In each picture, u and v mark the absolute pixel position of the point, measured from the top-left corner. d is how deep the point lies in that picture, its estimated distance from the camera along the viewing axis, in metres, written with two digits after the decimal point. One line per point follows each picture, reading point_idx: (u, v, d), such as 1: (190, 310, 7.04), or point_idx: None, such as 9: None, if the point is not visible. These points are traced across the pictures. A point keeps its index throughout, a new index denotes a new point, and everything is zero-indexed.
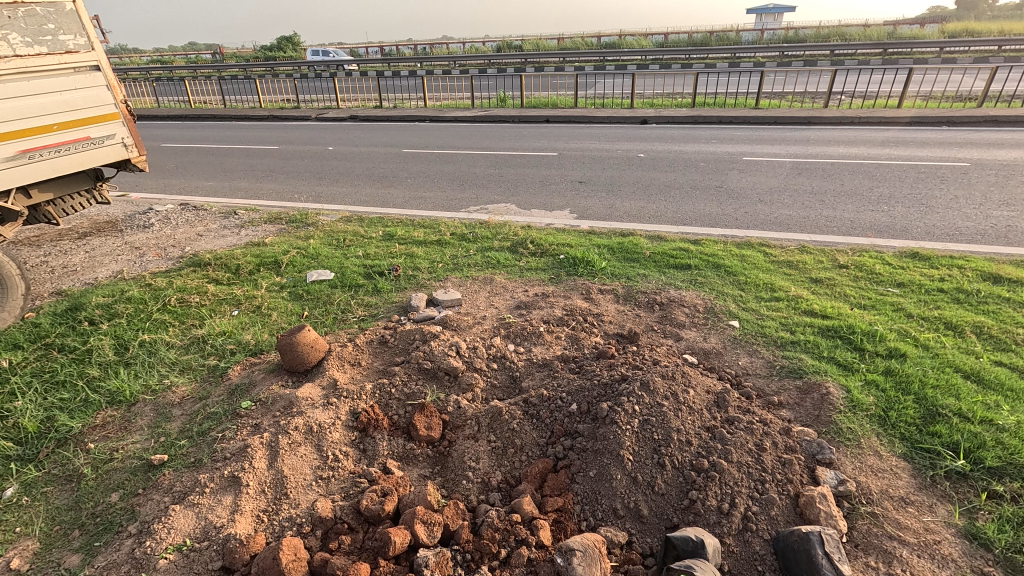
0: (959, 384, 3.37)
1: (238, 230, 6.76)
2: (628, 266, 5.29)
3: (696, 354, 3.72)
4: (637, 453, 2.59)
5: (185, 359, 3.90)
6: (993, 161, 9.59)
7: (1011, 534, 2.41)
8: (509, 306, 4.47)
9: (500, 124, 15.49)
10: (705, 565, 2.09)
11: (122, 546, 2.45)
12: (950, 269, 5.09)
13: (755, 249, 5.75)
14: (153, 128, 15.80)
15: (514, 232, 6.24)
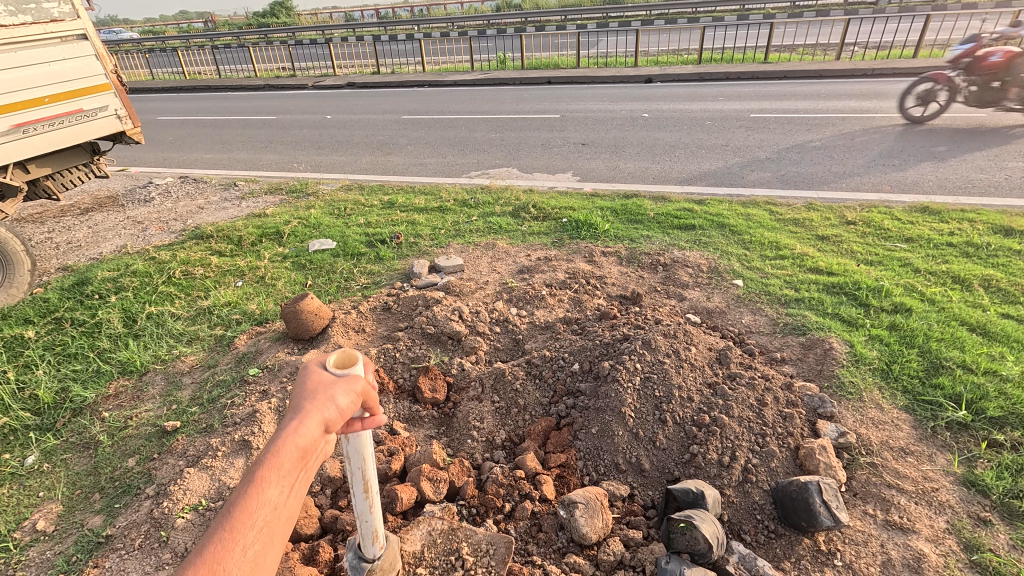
0: (964, 337, 3.35)
1: (239, 202, 6.73)
2: (632, 228, 5.23)
3: (699, 313, 3.72)
4: (639, 410, 2.63)
5: (193, 329, 3.95)
6: (1011, 111, 9.26)
7: (1009, 480, 2.44)
8: (511, 270, 4.45)
9: (501, 86, 15.11)
10: (705, 514, 2.13)
11: (141, 507, 2.54)
12: (961, 223, 4.99)
13: (761, 208, 5.66)
14: (149, 102, 15.55)
15: (515, 197, 6.17)
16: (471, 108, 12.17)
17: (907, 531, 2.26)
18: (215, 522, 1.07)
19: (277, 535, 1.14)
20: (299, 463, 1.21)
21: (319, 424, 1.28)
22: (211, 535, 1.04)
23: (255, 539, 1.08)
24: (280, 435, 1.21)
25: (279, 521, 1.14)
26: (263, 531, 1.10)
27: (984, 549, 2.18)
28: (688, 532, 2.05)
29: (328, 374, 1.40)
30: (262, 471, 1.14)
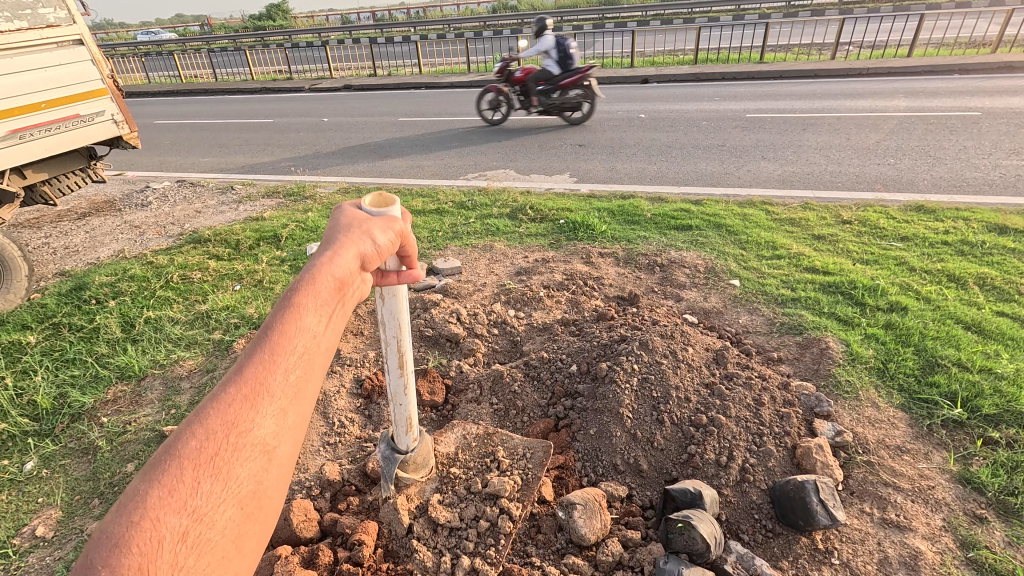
0: (959, 335, 3.37)
1: (236, 206, 6.73)
2: (629, 229, 5.25)
3: (696, 313, 3.73)
4: (636, 411, 2.64)
5: (191, 334, 3.96)
6: (1004, 109, 9.32)
7: (1005, 477, 2.46)
8: (509, 272, 4.46)
9: (498, 88, 15.13)
10: (703, 514, 2.14)
11: None
12: (956, 222, 5.02)
13: (757, 208, 5.68)
14: (146, 106, 15.54)
15: (513, 198, 6.18)
16: (468, 110, 12.18)
17: (903, 529, 2.27)
18: (259, 345, 1.20)
19: (316, 361, 1.29)
20: (338, 293, 1.34)
21: (355, 258, 1.40)
22: (258, 350, 1.19)
23: (298, 357, 1.23)
24: (318, 262, 1.33)
25: (318, 348, 1.28)
26: (305, 351, 1.25)
27: (980, 547, 2.20)
28: (686, 532, 2.06)
29: (362, 217, 1.53)
30: (301, 297, 1.26)
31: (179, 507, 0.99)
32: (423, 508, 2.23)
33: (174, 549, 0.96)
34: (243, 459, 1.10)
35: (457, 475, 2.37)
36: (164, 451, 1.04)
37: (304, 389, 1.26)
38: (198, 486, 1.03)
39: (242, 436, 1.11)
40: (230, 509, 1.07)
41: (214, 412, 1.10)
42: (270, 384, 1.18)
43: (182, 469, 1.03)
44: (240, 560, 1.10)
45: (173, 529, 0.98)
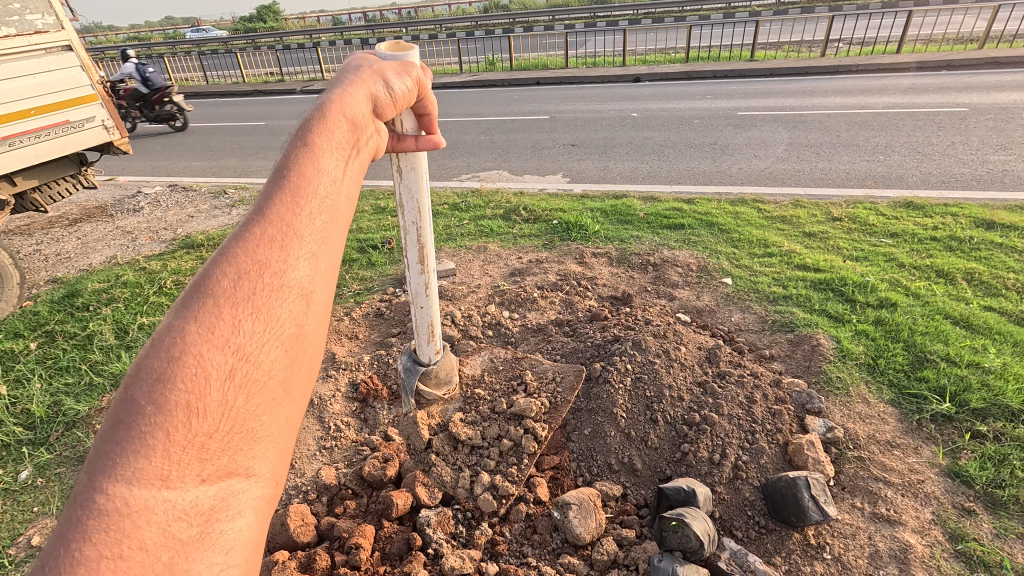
0: (947, 330, 3.41)
1: (229, 210, 6.72)
2: (621, 228, 5.28)
3: (689, 312, 3.76)
4: (630, 410, 2.67)
5: None
6: (991, 105, 9.42)
7: (993, 470, 2.50)
8: (503, 273, 4.48)
9: (491, 88, 15.14)
10: (696, 512, 2.17)
11: None
12: (944, 217, 5.08)
13: (749, 206, 5.72)
14: (136, 110, 15.46)
15: (506, 200, 6.20)
16: (460, 111, 12.19)
17: (894, 523, 2.30)
18: (282, 189, 1.37)
19: (339, 210, 1.46)
20: (349, 140, 1.51)
21: (367, 101, 1.61)
22: (281, 198, 1.36)
23: (321, 205, 1.40)
24: (332, 107, 1.52)
25: (338, 193, 1.45)
26: (327, 201, 1.42)
27: (968, 539, 2.24)
28: (680, 530, 2.07)
29: (376, 65, 1.75)
30: (317, 141, 1.44)
31: (223, 345, 1.15)
32: (445, 424, 2.65)
33: (224, 383, 1.13)
34: (282, 301, 1.27)
35: (482, 396, 2.80)
36: (203, 297, 1.19)
37: (329, 237, 1.42)
38: (237, 327, 1.19)
39: (274, 282, 1.27)
40: (273, 350, 1.23)
41: (244, 260, 1.26)
42: (297, 230, 1.34)
43: (221, 309, 1.19)
44: (290, 400, 1.28)
45: (219, 366, 1.13)
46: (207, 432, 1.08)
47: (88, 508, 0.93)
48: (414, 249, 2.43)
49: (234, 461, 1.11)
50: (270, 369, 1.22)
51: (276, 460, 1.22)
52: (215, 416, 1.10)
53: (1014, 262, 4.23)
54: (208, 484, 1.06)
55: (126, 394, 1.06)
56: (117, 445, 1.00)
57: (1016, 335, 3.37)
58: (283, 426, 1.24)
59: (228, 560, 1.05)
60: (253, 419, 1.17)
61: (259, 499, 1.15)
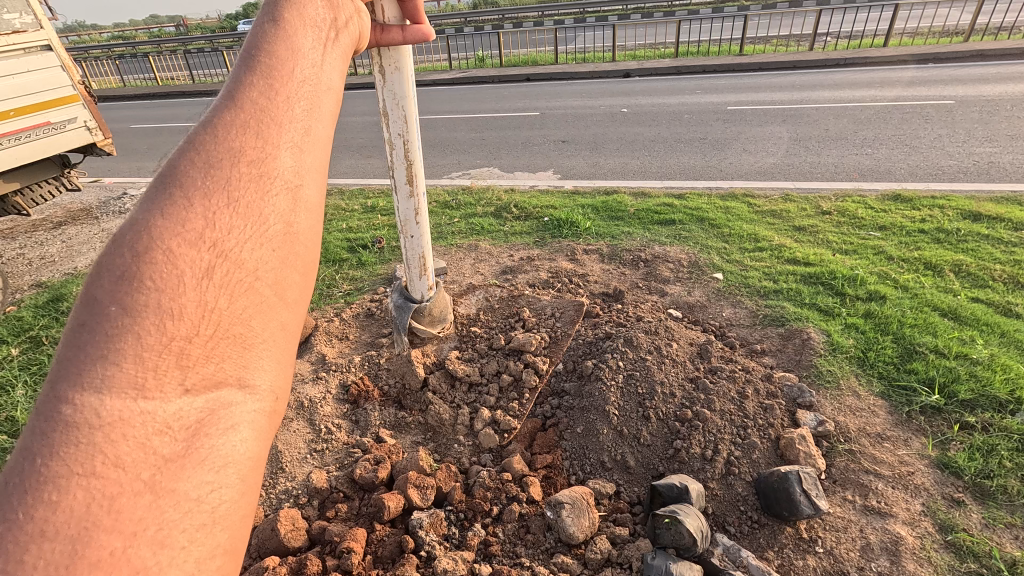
0: (936, 322, 3.44)
1: None
2: (613, 225, 5.27)
3: (681, 308, 3.76)
4: (622, 407, 2.66)
5: None
6: (977, 98, 9.50)
7: (981, 461, 2.52)
8: (494, 271, 4.46)
9: (481, 85, 15.06)
10: (689, 509, 2.16)
11: None
12: (932, 210, 5.11)
13: (739, 200, 5.74)
14: (121, 110, 15.22)
15: (497, 197, 6.17)
16: (450, 108, 12.12)
17: (884, 515, 2.32)
18: (257, 79, 1.45)
19: (315, 102, 1.55)
20: (318, 27, 1.63)
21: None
22: (253, 90, 1.43)
23: (297, 102, 1.49)
24: None
25: (315, 77, 1.56)
26: (302, 98, 1.51)
27: (958, 530, 2.25)
28: (673, 527, 2.06)
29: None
30: (292, 24, 1.55)
31: (201, 247, 1.22)
32: (442, 362, 3.04)
33: (204, 285, 1.19)
34: (262, 206, 1.35)
35: (478, 336, 3.25)
36: (176, 201, 1.25)
37: (308, 132, 1.52)
38: (213, 225, 1.25)
39: (251, 178, 1.35)
40: (254, 250, 1.31)
41: (219, 150, 1.34)
42: (275, 125, 1.44)
43: (198, 205, 1.26)
44: (280, 303, 1.36)
45: (194, 265, 1.19)
46: (185, 331, 1.14)
47: (56, 421, 0.97)
48: (403, 166, 2.79)
49: (221, 369, 1.18)
50: (256, 272, 1.30)
51: (273, 368, 1.31)
52: (194, 315, 1.16)
53: (1000, 254, 4.27)
54: (192, 394, 1.12)
55: (98, 295, 1.10)
56: (90, 346, 1.05)
57: (1003, 326, 3.40)
58: (273, 326, 1.33)
59: (218, 479, 1.10)
60: (238, 325, 1.24)
61: (254, 413, 1.23)
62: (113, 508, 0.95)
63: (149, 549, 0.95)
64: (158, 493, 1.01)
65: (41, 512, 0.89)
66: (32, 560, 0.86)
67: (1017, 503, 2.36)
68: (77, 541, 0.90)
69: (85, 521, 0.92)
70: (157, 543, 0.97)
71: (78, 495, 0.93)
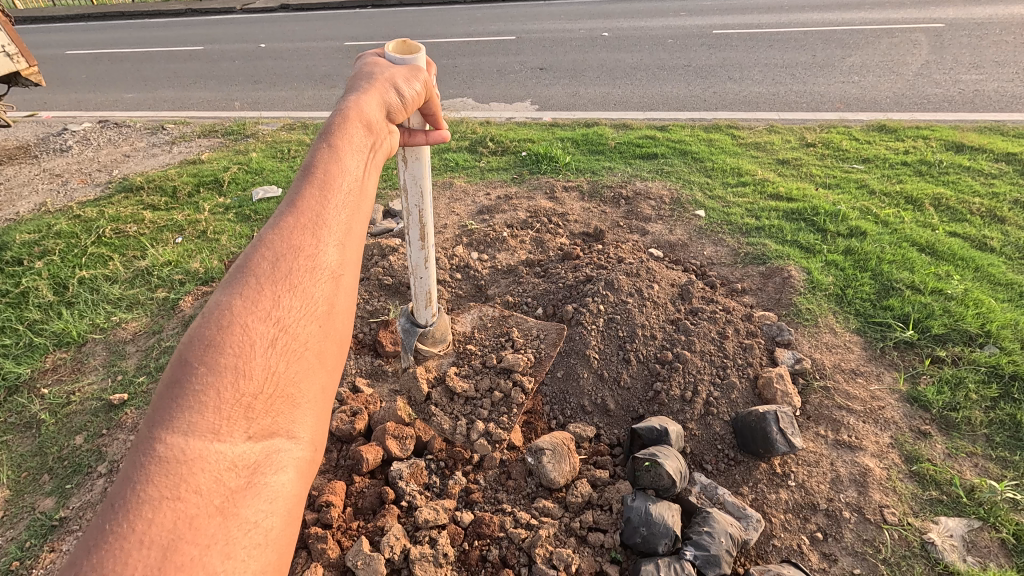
0: (914, 257, 3.44)
1: (169, 148, 6.23)
2: (593, 159, 5.06)
3: (662, 247, 3.68)
4: (603, 351, 2.63)
5: (132, 294, 3.69)
6: (967, 20, 9.17)
7: (949, 394, 2.59)
8: (470, 211, 4.26)
9: (451, 5, 13.95)
10: (668, 450, 2.18)
11: (95, 487, 2.39)
12: (916, 141, 5.02)
13: (722, 132, 5.55)
14: (53, 33, 13.75)
15: (472, 130, 5.83)
16: (418, 31, 11.24)
17: (854, 449, 2.39)
18: (311, 185, 1.45)
19: (357, 210, 1.54)
20: (365, 147, 1.59)
21: (381, 109, 1.68)
22: (309, 193, 1.43)
23: (342, 196, 1.48)
24: (349, 109, 1.61)
25: (358, 189, 1.55)
26: (346, 191, 1.50)
27: (923, 460, 2.34)
28: (653, 469, 2.07)
29: (387, 70, 1.78)
30: (339, 143, 1.53)
31: (263, 313, 1.21)
32: (442, 378, 2.55)
33: (267, 352, 1.18)
34: (310, 279, 1.33)
35: (473, 351, 2.67)
36: (240, 282, 1.25)
37: (351, 231, 1.49)
38: (277, 304, 1.25)
39: (306, 267, 1.34)
40: (307, 325, 1.29)
41: (280, 246, 1.33)
42: (321, 221, 1.42)
43: (262, 286, 1.25)
44: (323, 372, 1.33)
45: (263, 337, 1.19)
46: (254, 393, 1.13)
47: (150, 455, 0.96)
48: (416, 229, 2.35)
49: (276, 422, 1.16)
50: (305, 346, 1.27)
51: (315, 425, 1.27)
52: (260, 379, 1.15)
53: (979, 186, 4.24)
54: (254, 441, 1.10)
55: (179, 359, 1.09)
56: (179, 397, 1.04)
57: (977, 261, 3.42)
58: (319, 395, 1.29)
59: (272, 508, 1.08)
60: (290, 386, 1.21)
61: (301, 461, 1.19)
62: (193, 526, 0.94)
63: (219, 558, 0.95)
64: (226, 515, 1.00)
65: (138, 526, 0.89)
66: (132, 564, 0.86)
67: (979, 433, 2.45)
68: (166, 550, 0.89)
69: (172, 533, 0.91)
70: (225, 555, 0.96)
71: (167, 514, 0.92)
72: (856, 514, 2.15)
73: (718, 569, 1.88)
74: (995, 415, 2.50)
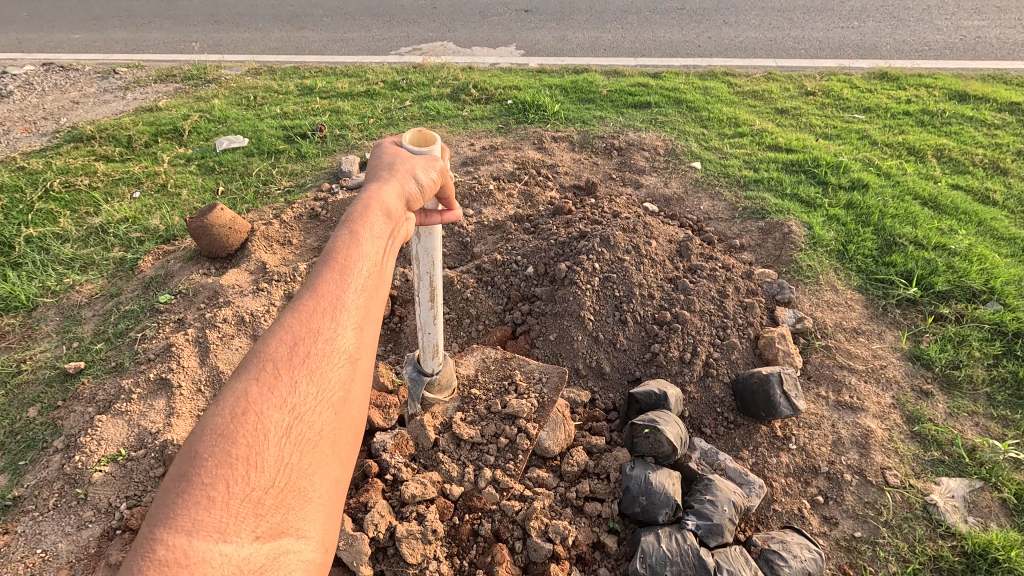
0: (917, 211, 3.31)
1: (122, 94, 5.70)
2: (583, 108, 4.76)
3: (657, 201, 3.48)
4: (598, 312, 2.48)
5: (86, 254, 3.39)
6: None
7: (951, 352, 2.52)
8: (453, 163, 3.98)
9: None
10: (667, 415, 2.06)
11: (50, 463, 2.20)
12: (918, 89, 4.82)
13: (718, 80, 5.26)
14: None
15: (453, 75, 5.44)
16: None
17: (856, 410, 2.31)
18: (327, 268, 1.29)
19: (376, 293, 1.37)
20: (385, 233, 1.40)
21: (401, 193, 1.48)
22: (324, 277, 1.27)
23: (357, 283, 1.30)
24: (368, 196, 1.43)
25: (378, 273, 1.37)
26: (363, 276, 1.31)
27: (925, 420, 2.28)
28: (653, 436, 1.95)
29: (403, 157, 1.57)
30: (357, 226, 1.36)
31: (273, 400, 1.08)
32: (447, 424, 2.09)
33: (278, 443, 1.05)
34: (323, 365, 1.18)
35: (478, 395, 2.19)
36: (248, 368, 1.12)
37: (370, 313, 1.33)
38: (291, 389, 1.12)
39: (323, 352, 1.19)
40: (324, 411, 1.15)
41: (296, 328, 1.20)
42: (336, 305, 1.25)
43: (277, 370, 1.12)
44: (339, 461, 1.17)
45: (277, 426, 1.06)
46: (266, 487, 1.00)
47: (147, 559, 0.83)
48: (426, 290, 1.89)
49: (287, 518, 1.00)
50: (320, 435, 1.12)
51: (327, 522, 1.10)
52: (271, 471, 1.02)
53: (982, 137, 4.10)
54: (262, 541, 0.95)
55: (187, 449, 0.99)
56: (182, 490, 0.92)
57: (980, 215, 3.32)
58: (334, 488, 1.13)
59: None
60: (303, 478, 1.06)
61: (313, 565, 1.01)
62: None
63: None
64: None
65: None
66: None
67: (980, 392, 2.40)
68: None
69: None
70: None
71: None
72: (857, 477, 2.10)
73: (721, 538, 1.80)
74: (997, 373, 2.44)
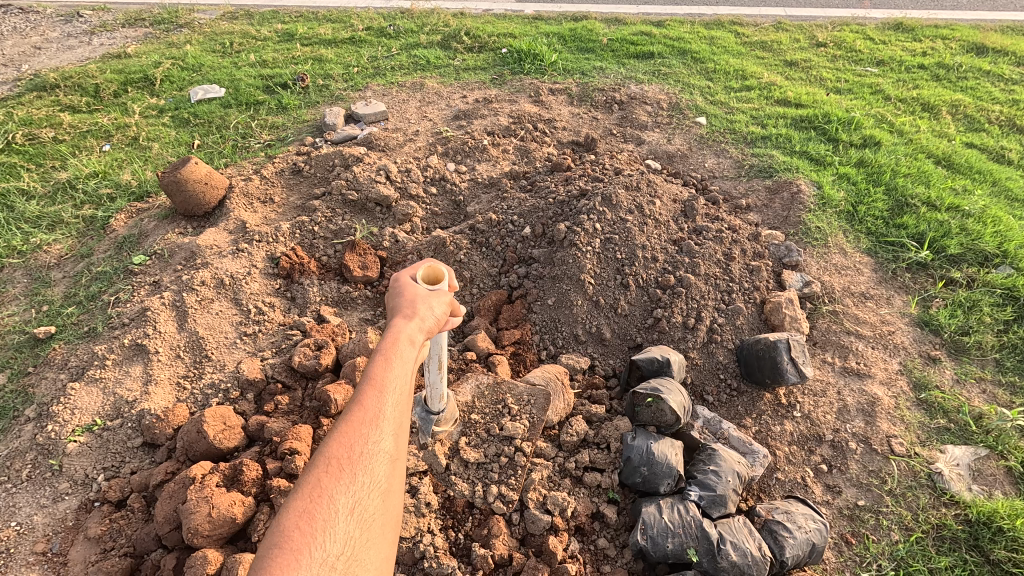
0: (931, 171, 3.17)
1: (87, 39, 5.29)
2: (582, 58, 4.49)
3: (660, 159, 3.31)
4: (599, 275, 2.36)
5: (53, 211, 3.18)
6: None
7: (961, 318, 2.44)
8: (444, 116, 3.75)
9: None
10: (671, 384, 1.98)
11: (22, 433, 2.08)
12: (934, 41, 4.59)
13: (725, 29, 4.97)
14: None
15: (444, 22, 5.09)
16: None
17: (862, 376, 2.25)
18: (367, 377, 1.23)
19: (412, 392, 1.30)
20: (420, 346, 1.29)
21: (429, 311, 1.33)
22: (365, 386, 1.20)
23: (393, 395, 1.21)
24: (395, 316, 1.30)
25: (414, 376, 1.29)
26: (400, 386, 1.22)
27: (931, 387, 2.22)
28: (655, 405, 1.88)
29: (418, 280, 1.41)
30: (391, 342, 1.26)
31: (338, 482, 1.10)
32: None
33: (345, 521, 1.08)
34: (371, 463, 1.15)
35: (476, 382, 2.01)
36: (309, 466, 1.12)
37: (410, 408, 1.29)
38: (349, 483, 1.11)
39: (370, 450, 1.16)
40: (377, 498, 1.15)
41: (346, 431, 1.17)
42: (372, 421, 1.17)
43: (334, 467, 1.11)
44: (388, 540, 1.17)
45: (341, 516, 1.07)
46: (338, 554, 1.03)
47: None
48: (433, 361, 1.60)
49: None
50: (376, 517, 1.14)
51: None
52: (340, 546, 1.04)
53: (999, 93, 3.92)
54: None
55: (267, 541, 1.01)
56: (273, 549, 0.99)
57: (995, 174, 3.19)
58: (385, 567, 1.12)
59: None
60: (363, 559, 1.07)
61: None
62: None
63: None
64: None
65: None
66: None
67: (988, 358, 2.34)
68: None
69: None
70: None
71: None
72: (862, 445, 2.05)
73: (724, 509, 1.74)
74: (1007, 339, 2.38)
